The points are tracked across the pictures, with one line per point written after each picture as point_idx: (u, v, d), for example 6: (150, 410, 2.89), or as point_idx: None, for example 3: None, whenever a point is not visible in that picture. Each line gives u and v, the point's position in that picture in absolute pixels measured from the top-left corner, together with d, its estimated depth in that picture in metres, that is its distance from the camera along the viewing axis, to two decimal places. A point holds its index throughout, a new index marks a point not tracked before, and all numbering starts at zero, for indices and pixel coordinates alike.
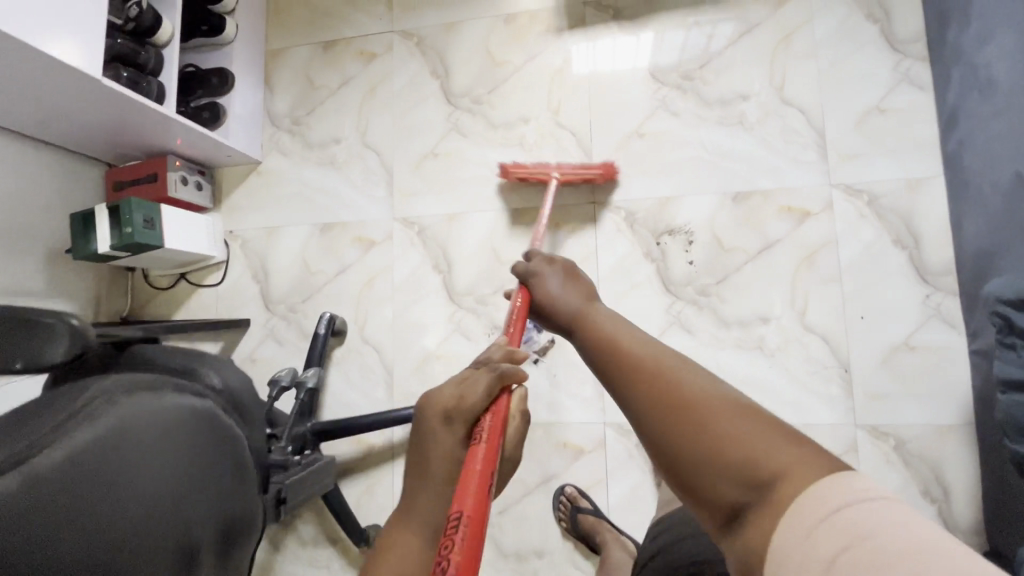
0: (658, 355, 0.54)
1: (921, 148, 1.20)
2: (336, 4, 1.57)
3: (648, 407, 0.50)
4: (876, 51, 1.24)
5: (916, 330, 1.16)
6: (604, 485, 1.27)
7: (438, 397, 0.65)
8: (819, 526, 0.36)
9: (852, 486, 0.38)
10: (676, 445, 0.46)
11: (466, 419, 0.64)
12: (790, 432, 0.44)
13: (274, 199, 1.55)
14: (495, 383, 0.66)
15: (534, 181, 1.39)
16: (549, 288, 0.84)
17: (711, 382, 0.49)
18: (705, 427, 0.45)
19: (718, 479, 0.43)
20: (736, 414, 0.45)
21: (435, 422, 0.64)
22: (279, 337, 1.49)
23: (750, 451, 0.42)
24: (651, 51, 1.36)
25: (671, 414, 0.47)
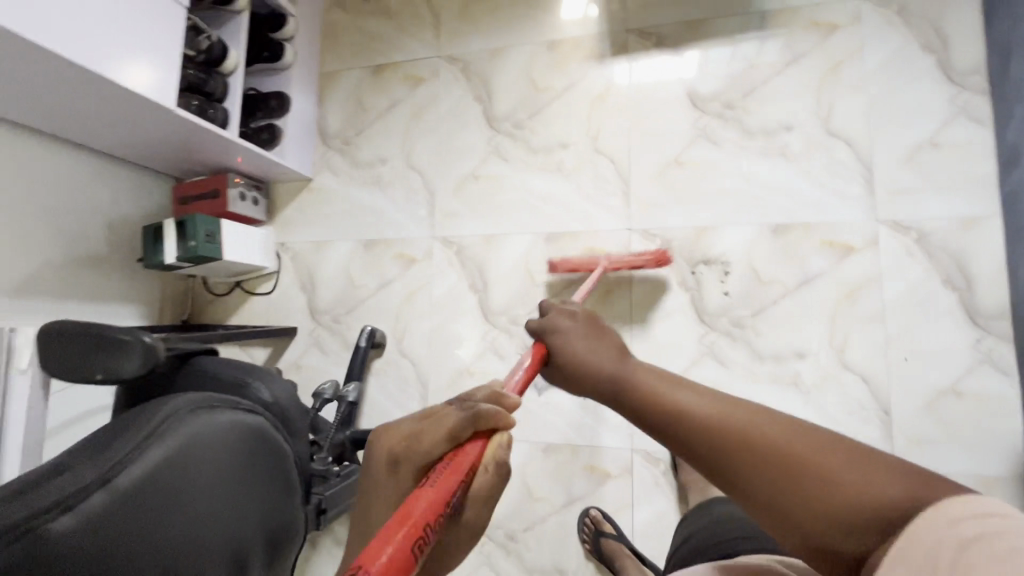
0: (716, 408, 0.54)
1: (977, 185, 1.15)
2: (387, 31, 1.65)
3: (741, 463, 0.49)
4: (931, 83, 1.20)
5: (964, 375, 1.12)
6: (629, 511, 1.29)
7: (394, 435, 0.62)
8: (941, 535, 0.38)
9: (976, 505, 0.39)
10: (777, 493, 0.46)
11: (419, 460, 0.60)
12: (894, 462, 0.44)
13: (323, 215, 1.64)
14: (464, 426, 0.60)
15: (570, 206, 1.41)
16: (569, 343, 0.80)
17: (786, 423, 0.50)
18: (808, 476, 0.45)
19: (841, 525, 0.43)
20: (836, 450, 0.46)
21: (381, 462, 0.61)
22: (323, 347, 1.57)
23: (866, 491, 0.43)
24: (699, 66, 1.36)
25: (762, 470, 0.48)
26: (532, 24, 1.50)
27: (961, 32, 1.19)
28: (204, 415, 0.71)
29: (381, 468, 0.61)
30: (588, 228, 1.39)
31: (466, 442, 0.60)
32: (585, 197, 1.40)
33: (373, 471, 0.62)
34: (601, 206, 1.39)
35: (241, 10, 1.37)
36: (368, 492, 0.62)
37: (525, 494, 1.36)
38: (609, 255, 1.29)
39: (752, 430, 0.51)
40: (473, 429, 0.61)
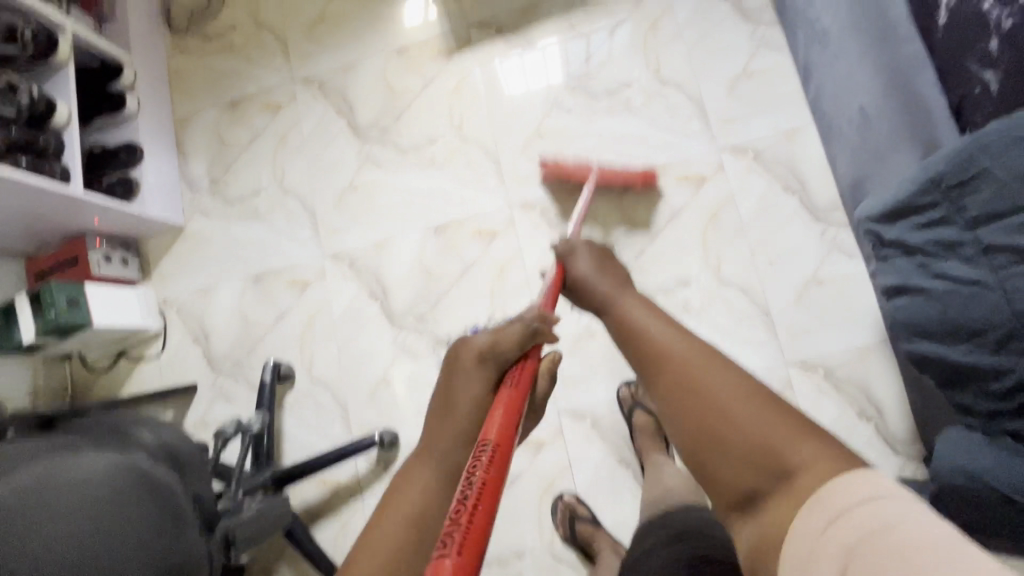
0: (684, 352, 0.66)
1: (789, 102, 1.31)
2: (236, 65, 1.63)
3: (685, 410, 0.62)
4: (733, 24, 1.36)
5: (820, 266, 1.25)
6: (569, 472, 1.30)
7: (471, 345, 0.74)
8: (827, 528, 0.47)
9: (858, 483, 0.48)
10: (709, 430, 0.60)
11: (499, 363, 0.74)
12: (812, 431, 0.56)
13: (204, 260, 1.57)
14: (528, 339, 0.76)
15: (450, 196, 1.44)
16: (585, 273, 0.89)
17: (731, 378, 0.62)
18: (732, 424, 0.58)
19: (741, 461, 0.57)
20: (756, 403, 0.59)
21: (469, 359, 0.73)
22: (229, 394, 1.48)
23: (763, 446, 0.56)
24: (562, 66, 1.43)
25: (704, 414, 0.61)
26: (378, 35, 1.55)
27: None
28: (66, 458, 0.69)
29: (470, 360, 0.73)
30: (471, 213, 1.43)
31: (530, 352, 0.77)
32: (462, 183, 1.44)
33: (462, 362, 0.73)
34: (478, 189, 1.43)
35: (65, 63, 1.32)
36: (450, 387, 0.73)
37: None
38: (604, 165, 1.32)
39: (703, 385, 0.62)
40: (533, 342, 0.77)
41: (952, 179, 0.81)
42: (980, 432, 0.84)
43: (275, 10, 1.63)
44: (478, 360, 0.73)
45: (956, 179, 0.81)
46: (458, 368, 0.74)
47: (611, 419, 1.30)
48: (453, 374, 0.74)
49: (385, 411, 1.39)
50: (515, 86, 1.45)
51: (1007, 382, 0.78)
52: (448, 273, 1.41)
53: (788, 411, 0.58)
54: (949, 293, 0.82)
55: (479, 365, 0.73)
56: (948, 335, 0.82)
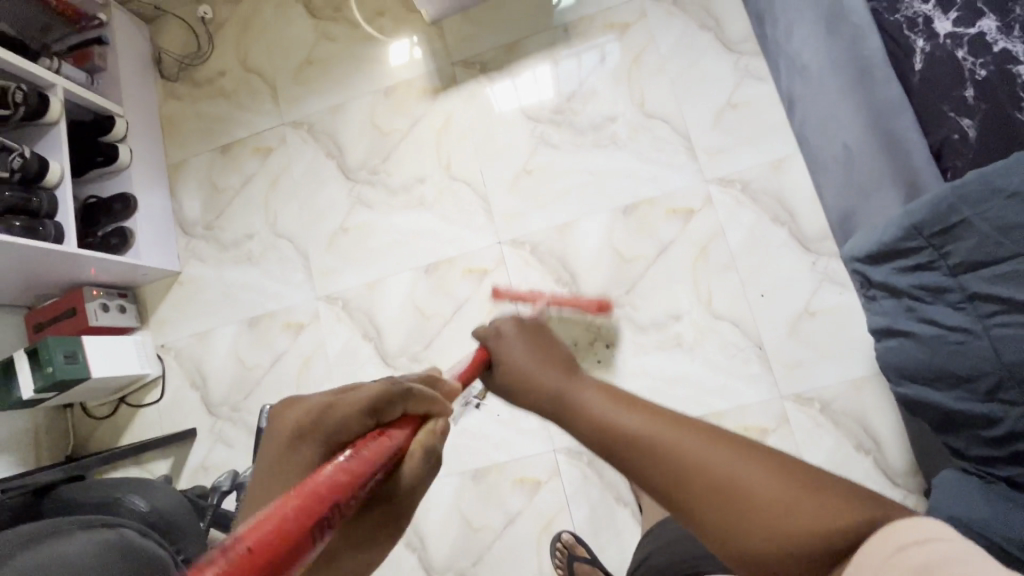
0: (664, 436, 0.50)
1: (775, 132, 1.31)
2: (226, 110, 1.65)
3: (692, 501, 0.46)
4: (716, 55, 1.37)
5: (812, 297, 1.24)
6: (567, 511, 1.29)
7: (297, 409, 0.52)
8: (893, 557, 0.39)
9: (924, 525, 0.40)
10: (737, 529, 0.44)
11: (333, 437, 0.50)
12: (862, 495, 0.43)
13: (200, 305, 1.58)
14: (392, 401, 0.51)
15: (440, 235, 1.45)
16: (517, 356, 0.70)
17: (729, 451, 0.47)
18: (753, 509, 0.44)
19: (789, 550, 0.42)
20: (773, 470, 0.45)
21: (289, 426, 0.51)
22: (227, 439, 1.49)
23: (816, 529, 0.42)
24: (553, 80, 1.45)
25: (720, 508, 0.45)
26: (365, 76, 1.56)
27: (726, 9, 1.38)
28: (63, 541, 0.69)
29: (287, 432, 0.50)
30: (462, 251, 1.43)
31: (390, 424, 0.51)
32: (452, 222, 1.45)
33: (276, 440, 0.51)
34: (468, 228, 1.44)
35: (56, 120, 1.36)
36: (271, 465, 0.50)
37: (464, 527, 1.32)
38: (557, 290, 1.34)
39: (697, 466, 0.47)
40: (403, 408, 0.52)
41: (933, 227, 0.80)
42: (976, 475, 0.83)
43: (263, 55, 1.65)
44: (294, 434, 0.50)
45: (937, 226, 0.80)
46: (273, 445, 0.51)
47: None
48: (268, 453, 0.51)
49: None
50: (507, 101, 1.47)
51: (999, 430, 0.77)
52: (441, 313, 1.42)
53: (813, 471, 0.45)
54: (935, 339, 0.81)
55: (299, 440, 0.50)
56: (939, 380, 0.81)
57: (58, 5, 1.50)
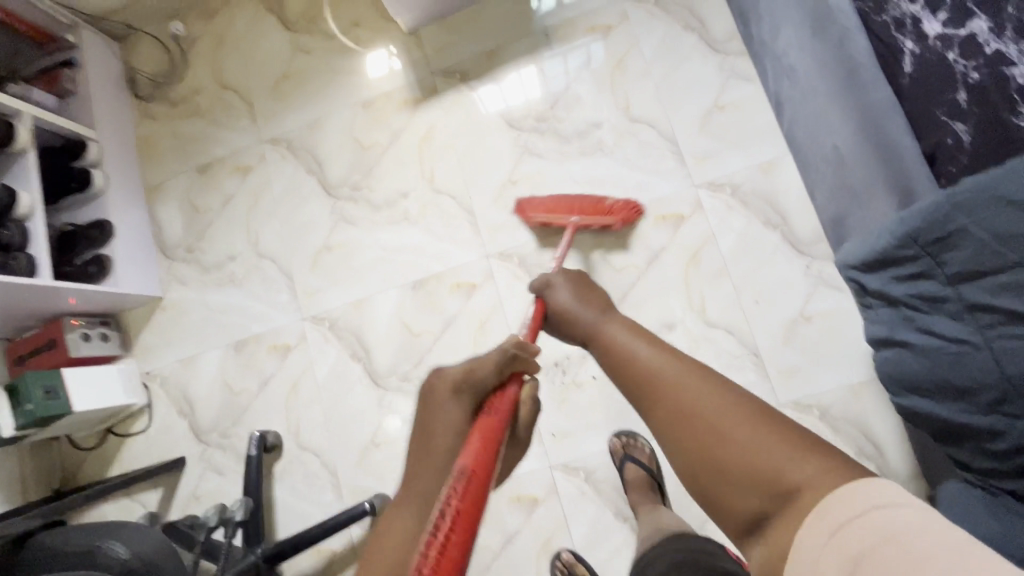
0: (673, 372, 0.62)
1: (763, 133, 1.28)
2: (203, 129, 1.61)
3: (672, 427, 0.60)
4: (701, 56, 1.33)
5: (807, 301, 1.21)
6: (566, 528, 1.26)
7: (446, 379, 0.70)
8: (840, 530, 0.46)
9: (875, 493, 0.47)
10: (703, 453, 0.57)
11: (475, 393, 0.71)
12: (808, 447, 0.53)
13: (185, 330, 1.55)
14: (506, 365, 0.74)
15: (426, 250, 1.42)
16: (567, 303, 0.84)
17: (724, 397, 0.59)
18: (720, 443, 0.56)
19: (741, 482, 0.54)
20: (752, 419, 0.56)
21: (444, 393, 0.69)
22: (217, 466, 1.46)
23: (766, 467, 0.53)
24: (539, 82, 1.41)
25: (700, 434, 0.57)
26: (344, 89, 1.52)
27: (709, 9, 1.34)
28: None
29: (444, 396, 0.69)
30: (449, 266, 1.40)
31: (507, 381, 0.75)
32: (437, 237, 1.42)
33: (435, 399, 0.69)
34: (454, 242, 1.40)
35: (25, 150, 1.32)
36: (424, 420, 0.68)
37: None
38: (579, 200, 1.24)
39: (684, 405, 0.60)
40: (512, 369, 0.75)
41: (929, 235, 0.77)
42: (981, 489, 0.80)
43: (239, 71, 1.61)
44: (451, 393, 0.69)
45: (934, 235, 0.77)
46: (425, 408, 0.69)
47: (605, 472, 1.27)
48: (426, 407, 0.69)
49: (376, 476, 1.36)
50: (493, 104, 1.43)
51: (1004, 444, 0.74)
52: (430, 330, 1.39)
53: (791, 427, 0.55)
54: (936, 350, 0.78)
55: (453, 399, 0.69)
56: (941, 393, 0.78)
57: (25, 28, 1.47)
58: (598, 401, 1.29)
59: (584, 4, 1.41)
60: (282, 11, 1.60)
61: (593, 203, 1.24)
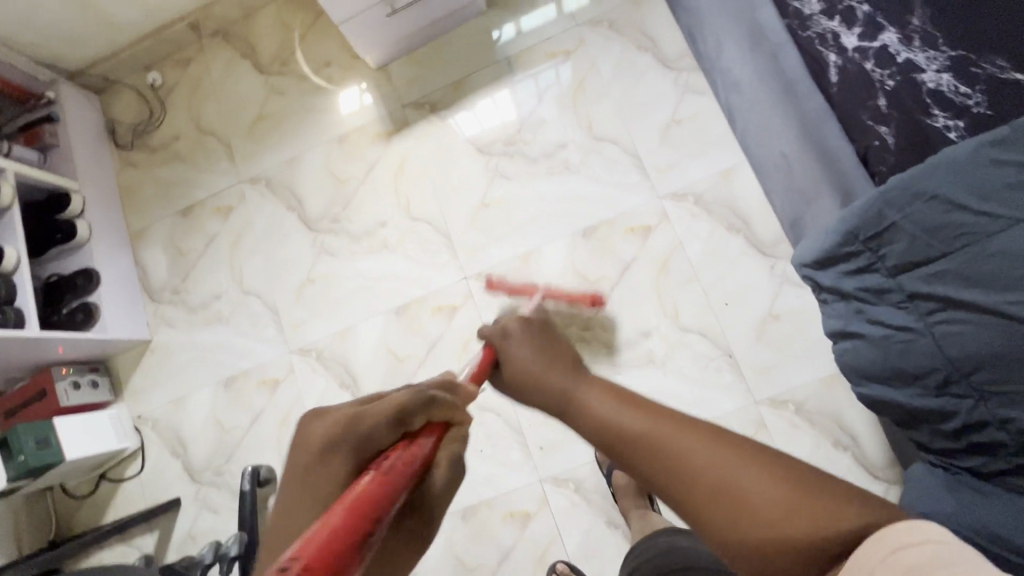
0: (673, 437, 0.51)
1: (720, 143, 1.34)
2: (184, 172, 1.66)
3: (688, 497, 0.48)
4: (656, 74, 1.40)
5: (775, 300, 1.26)
6: (560, 541, 1.28)
7: (321, 423, 0.53)
8: (890, 558, 0.42)
9: (918, 527, 0.43)
10: (738, 533, 0.46)
11: (360, 448, 0.51)
12: (847, 498, 0.46)
13: (175, 371, 1.57)
14: (415, 411, 0.54)
15: (406, 276, 1.46)
16: (528, 364, 0.66)
17: (740, 461, 0.48)
18: (748, 511, 0.46)
19: (788, 556, 0.44)
20: (781, 482, 0.46)
21: (317, 443, 0.51)
22: (212, 505, 1.47)
23: (816, 529, 0.44)
24: (513, 105, 1.47)
25: (725, 511, 0.46)
26: (318, 126, 1.58)
27: (660, 29, 1.42)
28: None
29: (315, 447, 0.51)
30: (429, 291, 1.44)
31: (418, 434, 0.54)
32: (416, 263, 1.46)
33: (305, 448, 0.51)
34: (433, 266, 1.44)
35: (9, 206, 1.37)
36: (301, 475, 0.50)
37: (459, 569, 1.31)
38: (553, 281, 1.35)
39: (692, 469, 0.49)
40: (426, 417, 0.55)
41: (866, 232, 0.81)
42: (942, 469, 0.84)
43: (216, 114, 1.66)
44: (335, 440, 0.51)
45: (872, 231, 0.80)
46: (293, 467, 0.51)
47: (594, 481, 1.29)
48: (297, 460, 0.51)
49: None
50: (470, 127, 1.49)
51: (954, 424, 0.77)
52: (415, 354, 1.42)
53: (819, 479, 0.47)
54: (886, 339, 0.81)
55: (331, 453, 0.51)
56: (894, 380, 0.82)
57: (10, 88, 1.55)
58: None
59: (542, 32, 1.48)
60: (255, 56, 1.66)
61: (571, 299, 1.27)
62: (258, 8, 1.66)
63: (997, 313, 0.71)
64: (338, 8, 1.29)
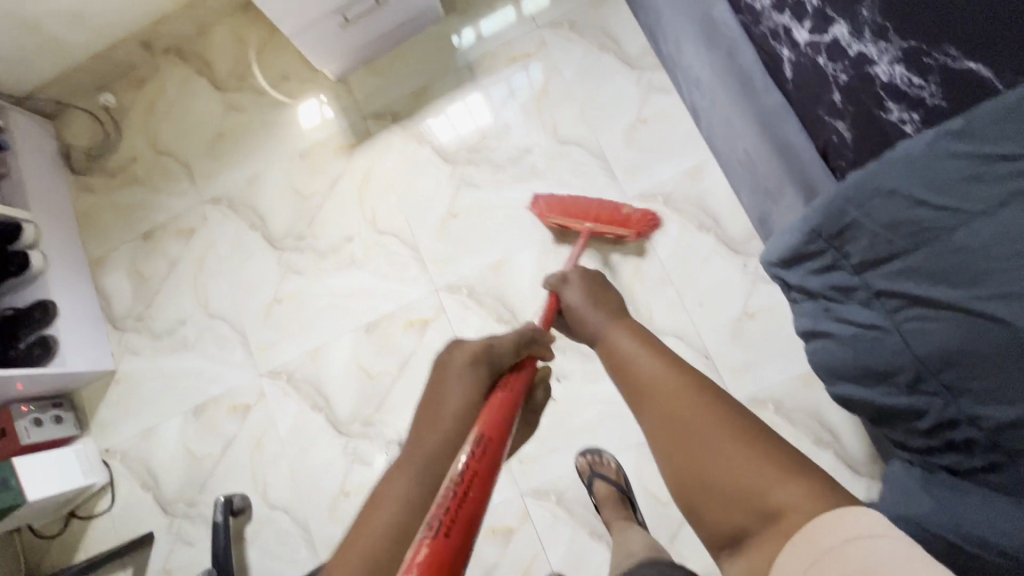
0: (675, 389, 0.65)
1: (686, 141, 1.32)
2: (143, 195, 1.61)
3: (662, 430, 0.64)
4: (619, 74, 1.38)
5: (749, 298, 1.24)
6: (543, 555, 1.25)
7: (466, 349, 0.67)
8: (831, 554, 0.48)
9: (859, 521, 0.49)
10: (695, 470, 0.60)
11: (497, 368, 0.68)
12: (797, 465, 0.57)
13: (142, 401, 1.52)
14: (523, 346, 0.72)
15: (376, 291, 1.42)
16: (577, 303, 0.85)
17: (719, 421, 0.62)
18: (703, 449, 0.60)
19: (726, 500, 0.58)
20: (744, 449, 0.59)
21: (462, 368, 0.65)
22: (186, 537, 1.42)
23: (751, 488, 0.57)
24: (487, 107, 1.44)
25: (694, 451, 0.61)
26: (279, 142, 1.54)
27: (621, 28, 1.39)
28: None
29: (461, 364, 0.65)
30: (399, 305, 1.40)
31: (524, 364, 0.73)
32: (385, 277, 1.42)
33: (450, 363, 0.65)
34: (403, 280, 1.41)
35: None
36: (433, 396, 0.63)
37: None
38: (598, 208, 1.23)
39: (676, 412, 0.64)
40: (529, 351, 0.73)
41: (829, 229, 0.78)
42: (918, 468, 0.82)
43: (173, 134, 1.61)
44: (470, 366, 0.65)
45: (835, 228, 0.78)
46: (449, 369, 0.65)
47: (576, 492, 1.26)
48: (444, 370, 0.66)
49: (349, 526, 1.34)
50: (445, 131, 1.45)
51: (928, 422, 0.75)
52: (388, 371, 1.38)
53: (775, 451, 0.58)
54: (855, 338, 0.79)
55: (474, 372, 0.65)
56: (865, 379, 0.80)
57: None
58: (560, 421, 1.29)
59: (503, 36, 1.45)
60: (211, 72, 1.61)
61: (610, 212, 1.23)
62: (212, 23, 1.61)
63: (966, 309, 0.67)
64: (288, 20, 1.25)
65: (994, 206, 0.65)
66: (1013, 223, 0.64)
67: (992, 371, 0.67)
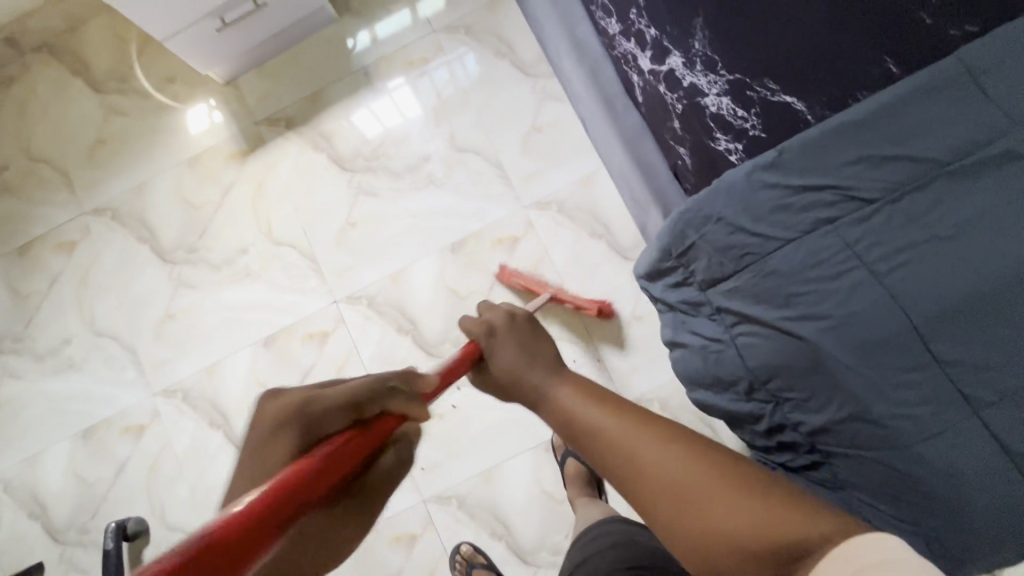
0: (650, 447, 0.51)
1: (579, 149, 1.35)
2: (16, 207, 1.49)
3: (647, 490, 0.49)
4: (514, 81, 1.38)
5: (637, 303, 1.29)
6: (445, 561, 1.28)
7: (294, 391, 0.49)
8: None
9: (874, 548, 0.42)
10: (704, 538, 0.46)
11: (320, 420, 0.47)
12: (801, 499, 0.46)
13: (24, 427, 1.43)
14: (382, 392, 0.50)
15: (274, 305, 1.39)
16: (510, 360, 0.63)
17: (718, 468, 0.48)
18: (708, 507, 0.46)
19: (753, 557, 0.44)
20: (757, 489, 0.47)
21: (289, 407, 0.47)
22: (79, 565, 1.36)
23: (780, 539, 0.44)
24: (416, 100, 1.40)
25: (694, 515, 0.47)
26: (165, 149, 1.46)
27: (515, 34, 1.39)
28: None
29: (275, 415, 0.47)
30: (298, 317, 1.37)
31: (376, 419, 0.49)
32: (284, 289, 1.39)
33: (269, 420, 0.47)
34: (302, 291, 1.38)
35: None
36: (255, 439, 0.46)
37: None
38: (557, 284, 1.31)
39: (660, 468, 0.49)
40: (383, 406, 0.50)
41: (676, 249, 0.80)
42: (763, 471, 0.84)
43: (48, 139, 1.50)
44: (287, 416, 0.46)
45: (680, 247, 0.80)
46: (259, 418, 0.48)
47: (477, 497, 1.29)
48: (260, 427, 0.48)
49: None
50: (371, 126, 1.41)
51: (762, 427, 0.77)
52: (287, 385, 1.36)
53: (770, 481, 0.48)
54: (703, 350, 0.80)
55: (273, 433, 0.46)
56: (714, 386, 0.80)
57: None
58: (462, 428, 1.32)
59: (398, 40, 1.42)
60: (88, 72, 1.50)
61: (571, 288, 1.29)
62: (87, 19, 1.50)
63: (778, 328, 0.71)
64: (158, 25, 1.17)
65: (799, 233, 0.70)
66: (815, 249, 0.69)
67: (805, 384, 0.71)
